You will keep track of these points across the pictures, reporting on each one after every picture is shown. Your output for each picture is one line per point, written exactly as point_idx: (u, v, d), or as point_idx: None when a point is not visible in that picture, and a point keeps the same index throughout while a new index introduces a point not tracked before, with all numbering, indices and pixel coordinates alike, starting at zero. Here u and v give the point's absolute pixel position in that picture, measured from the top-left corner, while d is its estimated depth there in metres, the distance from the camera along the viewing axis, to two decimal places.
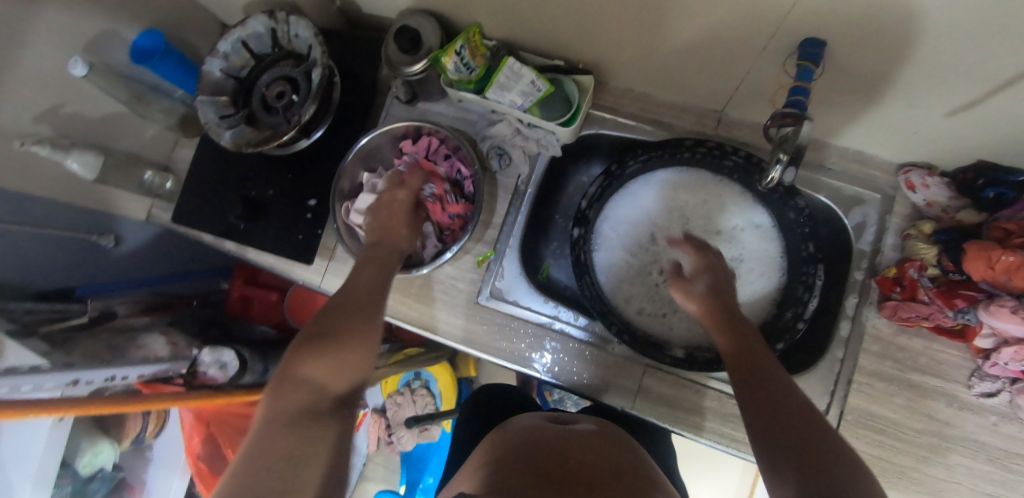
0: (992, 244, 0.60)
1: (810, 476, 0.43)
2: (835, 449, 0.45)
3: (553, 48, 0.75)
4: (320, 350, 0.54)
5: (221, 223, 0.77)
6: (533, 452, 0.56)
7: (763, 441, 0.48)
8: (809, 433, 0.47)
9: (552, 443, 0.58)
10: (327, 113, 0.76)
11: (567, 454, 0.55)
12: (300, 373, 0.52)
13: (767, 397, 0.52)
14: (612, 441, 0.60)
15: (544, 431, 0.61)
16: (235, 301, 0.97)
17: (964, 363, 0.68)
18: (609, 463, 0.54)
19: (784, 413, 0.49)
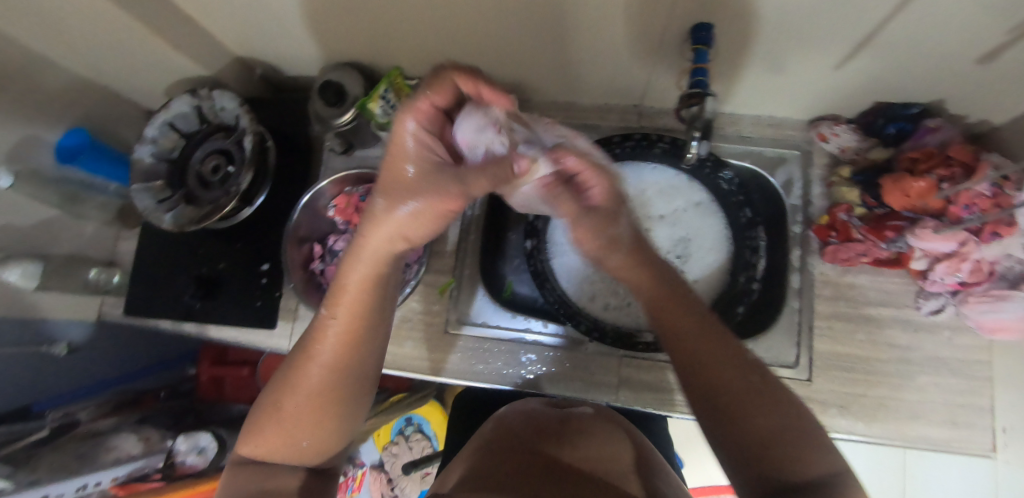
0: (903, 175, 0.66)
1: (743, 446, 0.43)
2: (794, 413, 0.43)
3: (474, 76, 0.79)
4: (312, 389, 0.47)
5: (175, 306, 0.76)
6: (538, 438, 0.55)
7: (707, 404, 0.46)
8: (755, 383, 0.45)
9: (553, 430, 0.57)
10: (266, 177, 0.76)
11: (571, 439, 0.55)
12: (272, 419, 0.48)
13: (701, 357, 0.48)
14: (606, 424, 0.60)
15: (543, 418, 0.60)
16: (207, 383, 0.92)
17: (908, 288, 0.73)
18: (602, 446, 0.54)
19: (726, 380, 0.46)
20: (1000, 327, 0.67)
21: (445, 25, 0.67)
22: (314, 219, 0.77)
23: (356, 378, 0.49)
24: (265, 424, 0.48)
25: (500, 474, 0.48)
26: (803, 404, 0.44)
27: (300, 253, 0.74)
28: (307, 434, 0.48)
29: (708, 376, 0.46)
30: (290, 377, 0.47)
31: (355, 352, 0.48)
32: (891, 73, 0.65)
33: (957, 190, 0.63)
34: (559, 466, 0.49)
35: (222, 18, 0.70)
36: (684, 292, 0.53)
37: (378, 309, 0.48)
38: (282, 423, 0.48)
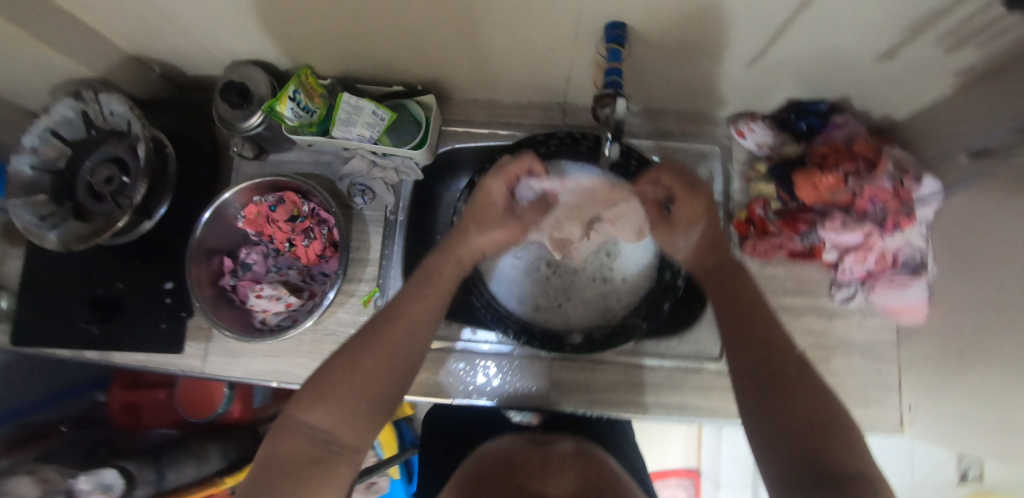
0: (813, 170, 0.69)
1: (780, 418, 0.46)
2: (801, 377, 0.48)
3: (390, 75, 0.76)
4: (380, 368, 0.53)
5: (68, 333, 0.68)
6: (519, 470, 0.52)
7: (751, 386, 0.50)
8: (780, 367, 0.50)
9: (524, 463, 0.54)
10: (165, 186, 0.71)
11: (533, 473, 0.52)
12: (342, 375, 0.51)
13: (754, 324, 0.55)
14: (574, 457, 0.57)
15: (513, 454, 0.57)
16: (118, 411, 0.85)
17: (821, 276, 0.75)
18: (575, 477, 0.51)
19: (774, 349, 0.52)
20: (903, 311, 0.71)
21: (351, 21, 0.63)
22: (225, 230, 0.72)
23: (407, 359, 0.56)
24: (326, 389, 0.50)
25: None
26: (811, 366, 0.50)
27: (209, 267, 0.70)
28: (361, 406, 0.51)
29: (750, 353, 0.52)
30: (358, 351, 0.53)
31: (420, 338, 0.58)
32: (797, 68, 0.67)
33: (859, 183, 0.66)
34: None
35: (106, 13, 0.64)
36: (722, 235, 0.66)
37: (432, 307, 0.60)
38: (349, 388, 0.50)
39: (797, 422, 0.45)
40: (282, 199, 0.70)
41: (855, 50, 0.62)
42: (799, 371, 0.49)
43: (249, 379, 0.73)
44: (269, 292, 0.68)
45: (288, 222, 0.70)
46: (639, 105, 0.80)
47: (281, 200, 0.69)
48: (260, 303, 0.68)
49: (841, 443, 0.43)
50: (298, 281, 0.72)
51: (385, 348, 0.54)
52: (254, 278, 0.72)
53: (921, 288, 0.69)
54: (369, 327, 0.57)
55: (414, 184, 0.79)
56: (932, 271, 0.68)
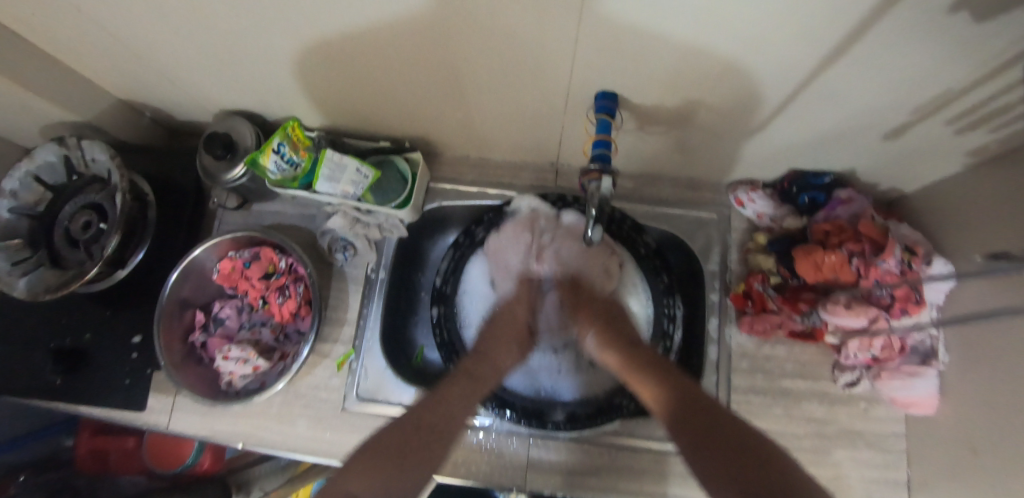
0: (814, 248, 0.65)
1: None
2: (763, 458, 0.45)
3: (380, 131, 0.75)
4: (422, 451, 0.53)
5: (29, 384, 0.66)
6: None
7: None
8: (729, 444, 0.47)
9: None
10: (143, 235, 0.69)
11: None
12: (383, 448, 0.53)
13: (692, 402, 0.52)
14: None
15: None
16: (86, 457, 0.82)
17: (824, 359, 0.71)
18: None
19: (711, 417, 0.50)
20: (913, 403, 0.65)
21: (341, 81, 0.62)
22: (201, 284, 0.70)
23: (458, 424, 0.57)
24: (366, 462, 0.51)
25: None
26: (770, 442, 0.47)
27: (181, 322, 0.68)
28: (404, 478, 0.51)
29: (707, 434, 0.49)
30: (398, 429, 0.54)
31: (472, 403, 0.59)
32: (799, 140, 0.64)
33: (865, 266, 0.61)
34: None
35: (96, 64, 0.64)
36: (616, 316, 0.67)
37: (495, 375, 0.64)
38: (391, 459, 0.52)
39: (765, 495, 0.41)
40: (257, 256, 0.68)
41: (859, 128, 0.60)
42: (756, 439, 0.47)
43: (213, 440, 0.69)
44: (236, 354, 0.65)
45: (263, 279, 0.68)
46: (634, 170, 0.77)
47: (256, 257, 0.68)
48: (226, 366, 0.65)
49: None
50: (270, 341, 0.69)
51: (433, 424, 0.56)
52: (225, 335, 0.69)
53: (931, 380, 0.63)
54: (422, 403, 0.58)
55: (398, 241, 0.76)
56: (943, 361, 0.63)
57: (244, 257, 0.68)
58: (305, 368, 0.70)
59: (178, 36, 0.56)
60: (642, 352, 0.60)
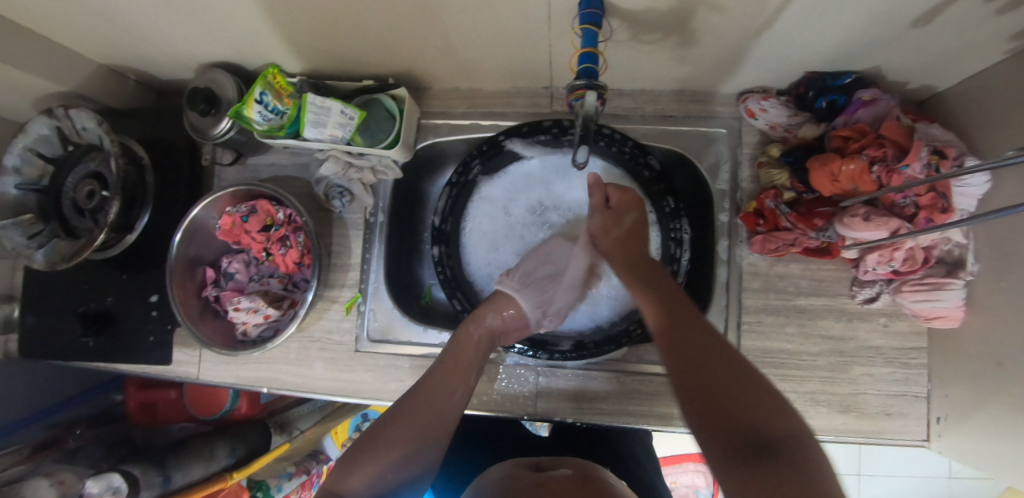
0: (832, 157, 0.60)
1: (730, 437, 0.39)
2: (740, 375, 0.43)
3: (362, 68, 0.71)
4: (399, 433, 0.53)
5: (68, 347, 0.71)
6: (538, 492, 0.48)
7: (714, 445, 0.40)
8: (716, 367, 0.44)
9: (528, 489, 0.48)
10: (145, 198, 0.69)
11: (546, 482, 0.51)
12: (363, 447, 0.52)
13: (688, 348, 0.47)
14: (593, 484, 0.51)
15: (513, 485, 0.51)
16: (135, 408, 0.89)
17: (843, 275, 0.67)
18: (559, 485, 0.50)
19: (714, 361, 0.45)
20: (936, 315, 0.62)
21: (305, 17, 0.58)
22: (206, 240, 0.71)
23: (449, 398, 0.57)
24: (363, 445, 0.53)
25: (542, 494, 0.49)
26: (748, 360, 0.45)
27: (193, 279, 0.70)
28: (390, 465, 0.51)
29: (690, 395, 0.44)
30: (398, 419, 0.54)
31: (451, 392, 0.57)
32: (812, 36, 0.57)
33: (888, 173, 0.57)
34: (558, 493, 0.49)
35: (64, 27, 0.62)
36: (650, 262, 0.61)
37: (443, 422, 0.55)
38: (363, 447, 0.52)
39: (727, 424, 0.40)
40: (254, 209, 0.68)
41: (881, 16, 0.53)
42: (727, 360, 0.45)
43: (240, 385, 0.73)
44: (247, 305, 0.67)
45: (262, 232, 0.69)
46: (635, 86, 0.72)
47: (253, 210, 0.68)
48: (239, 316, 0.67)
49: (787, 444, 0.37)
50: (279, 291, 0.70)
51: (381, 448, 0.52)
52: (237, 287, 0.71)
53: (956, 291, 0.60)
54: (388, 416, 0.55)
55: (393, 183, 0.75)
56: (971, 272, 0.59)
57: (239, 210, 0.68)
58: (317, 313, 0.72)
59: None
60: (673, 295, 0.54)
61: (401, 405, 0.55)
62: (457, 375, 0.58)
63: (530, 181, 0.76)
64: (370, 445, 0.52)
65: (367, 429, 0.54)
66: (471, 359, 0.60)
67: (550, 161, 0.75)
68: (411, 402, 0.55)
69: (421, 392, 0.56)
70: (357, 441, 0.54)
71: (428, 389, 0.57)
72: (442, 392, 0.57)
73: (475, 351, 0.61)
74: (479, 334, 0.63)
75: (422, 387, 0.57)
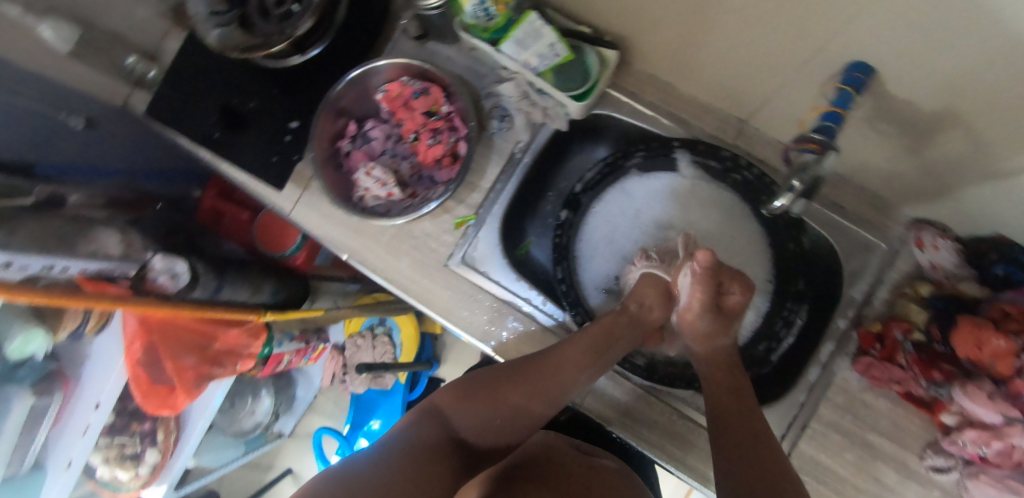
0: (986, 323, 0.57)
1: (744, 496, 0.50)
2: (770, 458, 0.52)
3: (584, 14, 0.69)
4: (513, 392, 0.60)
5: (195, 127, 0.71)
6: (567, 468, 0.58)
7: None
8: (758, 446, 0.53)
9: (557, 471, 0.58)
10: (327, 32, 0.68)
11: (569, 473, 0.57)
12: (482, 390, 0.61)
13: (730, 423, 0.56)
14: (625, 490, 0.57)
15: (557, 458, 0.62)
16: (206, 209, 0.92)
17: (924, 434, 0.66)
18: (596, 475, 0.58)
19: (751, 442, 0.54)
20: None
21: None
22: (361, 97, 0.71)
23: (570, 377, 0.60)
24: (482, 388, 0.61)
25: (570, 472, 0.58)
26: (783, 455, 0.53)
27: (334, 126, 0.69)
28: (498, 417, 0.60)
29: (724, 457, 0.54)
30: (518, 376, 0.60)
31: (574, 371, 0.60)
32: None
33: None
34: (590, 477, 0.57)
35: None
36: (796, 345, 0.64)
37: (555, 395, 0.60)
38: (481, 391, 0.61)
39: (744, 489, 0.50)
40: (426, 92, 0.68)
41: None
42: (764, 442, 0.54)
43: (323, 240, 0.74)
44: (377, 174, 0.66)
45: (423, 116, 0.69)
46: None
47: (426, 92, 0.68)
48: (365, 180, 0.67)
49: None
50: (406, 176, 0.70)
51: (495, 397, 0.60)
52: (368, 153, 0.71)
53: None
54: (509, 368, 0.62)
55: (553, 133, 0.73)
56: None
57: (416, 87, 0.68)
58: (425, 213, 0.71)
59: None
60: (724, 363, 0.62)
61: (521, 364, 0.61)
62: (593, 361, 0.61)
63: (670, 194, 0.73)
64: (488, 389, 0.61)
65: (488, 372, 0.62)
66: (607, 345, 0.62)
67: (703, 184, 0.72)
68: (535, 365, 0.61)
69: (552, 360, 0.60)
70: (475, 380, 0.62)
71: (561, 361, 0.60)
72: (567, 368, 0.60)
73: (611, 340, 0.63)
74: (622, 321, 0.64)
75: (552, 356, 0.61)
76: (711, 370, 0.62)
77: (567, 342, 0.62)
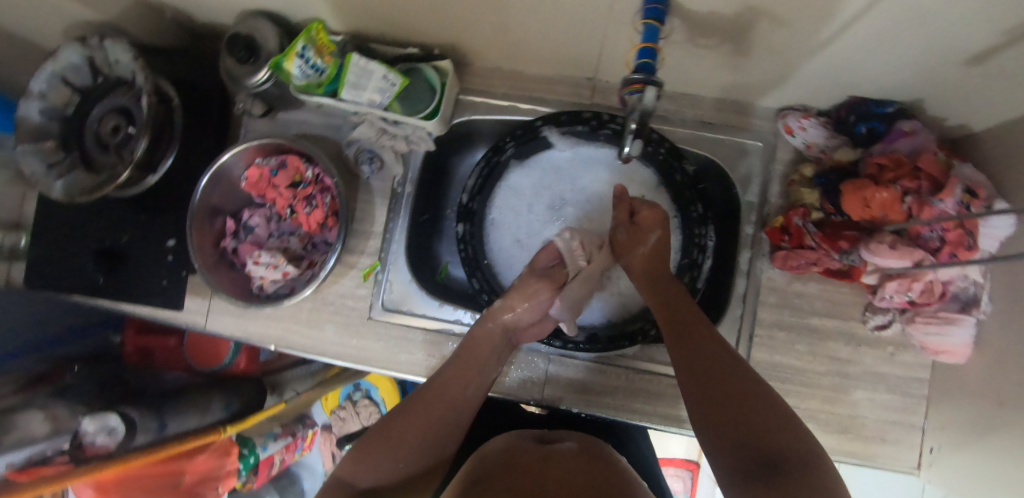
0: (866, 183, 0.61)
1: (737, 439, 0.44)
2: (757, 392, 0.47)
3: (408, 36, 0.70)
4: (410, 428, 0.55)
5: (76, 281, 0.69)
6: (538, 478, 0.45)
7: (722, 446, 0.45)
8: (732, 382, 0.48)
9: (526, 478, 0.45)
10: (171, 142, 0.67)
11: (547, 475, 0.45)
12: (379, 437, 0.54)
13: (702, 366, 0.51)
14: (604, 469, 0.48)
15: (521, 458, 0.49)
16: (132, 352, 0.88)
17: (857, 300, 0.69)
18: (574, 477, 0.45)
19: (723, 376, 0.49)
20: (944, 350, 0.63)
21: None
22: (228, 192, 0.70)
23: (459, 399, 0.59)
24: (378, 436, 0.54)
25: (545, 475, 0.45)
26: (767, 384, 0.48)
27: (211, 228, 0.68)
28: (404, 459, 0.54)
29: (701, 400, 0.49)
30: (410, 413, 0.57)
31: (462, 387, 0.60)
32: (868, 61, 0.57)
33: (919, 205, 0.58)
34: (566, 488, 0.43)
35: None
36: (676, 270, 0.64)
37: (450, 418, 0.58)
38: (378, 439, 0.54)
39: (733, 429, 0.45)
40: (285, 164, 0.68)
41: (941, 49, 0.53)
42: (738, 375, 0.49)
43: (247, 340, 0.73)
44: (267, 260, 0.66)
45: (290, 188, 0.69)
46: (679, 89, 0.72)
47: (284, 166, 0.68)
48: (258, 270, 0.67)
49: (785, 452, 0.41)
50: (299, 250, 0.70)
51: (394, 439, 0.54)
52: (255, 242, 0.70)
53: (966, 328, 0.61)
54: (397, 411, 0.57)
55: (425, 155, 0.74)
56: (985, 310, 0.61)
57: (270, 165, 0.68)
58: (333, 278, 0.71)
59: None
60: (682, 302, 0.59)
61: (411, 399, 0.58)
62: (473, 374, 0.61)
63: (556, 174, 0.75)
64: (383, 435, 0.55)
65: (379, 420, 0.57)
66: (485, 355, 0.62)
67: (581, 153, 0.74)
68: (422, 397, 0.58)
69: (434, 388, 0.59)
70: (367, 435, 0.55)
71: (445, 385, 0.59)
72: (454, 387, 0.59)
73: (489, 350, 0.63)
74: (496, 330, 0.63)
75: (434, 383, 0.59)
76: (660, 314, 0.59)
77: (448, 365, 0.61)
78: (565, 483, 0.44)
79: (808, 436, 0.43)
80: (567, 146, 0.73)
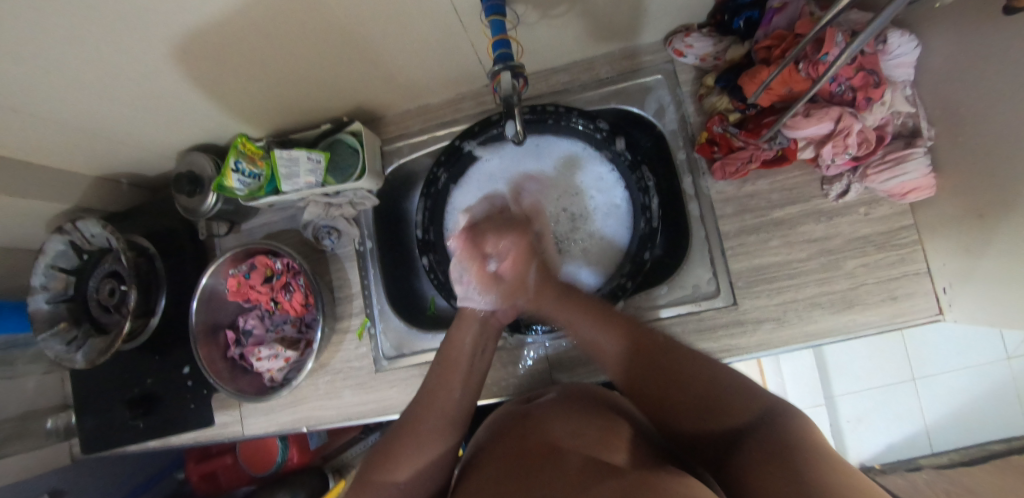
0: (758, 68, 0.62)
1: (703, 419, 0.50)
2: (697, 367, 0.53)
3: (318, 116, 0.77)
4: (408, 447, 0.56)
5: (122, 433, 0.77)
6: (525, 436, 0.49)
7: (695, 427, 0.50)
8: (679, 373, 0.53)
9: (513, 445, 0.49)
10: (159, 285, 0.75)
11: (540, 426, 0.50)
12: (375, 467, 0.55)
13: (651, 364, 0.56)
14: (589, 406, 0.53)
15: (506, 422, 0.54)
16: (199, 480, 0.98)
17: (810, 177, 0.69)
18: (566, 424, 0.49)
19: (671, 367, 0.54)
20: (909, 190, 0.62)
21: (250, 82, 0.64)
22: (220, 307, 0.77)
23: (451, 399, 0.61)
24: (375, 468, 0.55)
25: (535, 434, 0.49)
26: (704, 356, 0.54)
27: (217, 343, 0.75)
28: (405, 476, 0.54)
29: (664, 400, 0.53)
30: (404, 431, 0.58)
31: (451, 385, 0.62)
32: None
33: (811, 66, 0.57)
34: (551, 441, 0.47)
35: (58, 152, 0.70)
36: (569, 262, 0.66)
37: (446, 419, 0.60)
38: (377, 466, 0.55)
39: (700, 412, 0.50)
40: (255, 265, 0.74)
41: None
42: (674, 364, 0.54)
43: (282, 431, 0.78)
44: (268, 353, 0.73)
45: (266, 284, 0.74)
46: (566, 60, 0.76)
47: (253, 266, 0.74)
48: (263, 364, 0.74)
49: (739, 410, 0.48)
50: (295, 334, 0.77)
51: (392, 460, 0.55)
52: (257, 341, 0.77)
53: (919, 160, 0.60)
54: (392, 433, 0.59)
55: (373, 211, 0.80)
56: (928, 137, 0.61)
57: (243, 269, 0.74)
58: (334, 347, 0.77)
59: (86, 88, 0.58)
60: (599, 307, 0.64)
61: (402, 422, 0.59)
62: (455, 377, 0.63)
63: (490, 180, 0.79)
64: (378, 463, 0.56)
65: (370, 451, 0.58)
66: (461, 355, 0.64)
67: (504, 154, 0.78)
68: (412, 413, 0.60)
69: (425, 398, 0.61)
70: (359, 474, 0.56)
71: (433, 391, 0.62)
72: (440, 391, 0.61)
73: (472, 344, 0.65)
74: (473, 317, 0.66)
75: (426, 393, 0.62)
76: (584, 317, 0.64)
77: (433, 376, 0.63)
78: (555, 436, 0.48)
79: (751, 388, 0.50)
80: (489, 153, 0.78)
